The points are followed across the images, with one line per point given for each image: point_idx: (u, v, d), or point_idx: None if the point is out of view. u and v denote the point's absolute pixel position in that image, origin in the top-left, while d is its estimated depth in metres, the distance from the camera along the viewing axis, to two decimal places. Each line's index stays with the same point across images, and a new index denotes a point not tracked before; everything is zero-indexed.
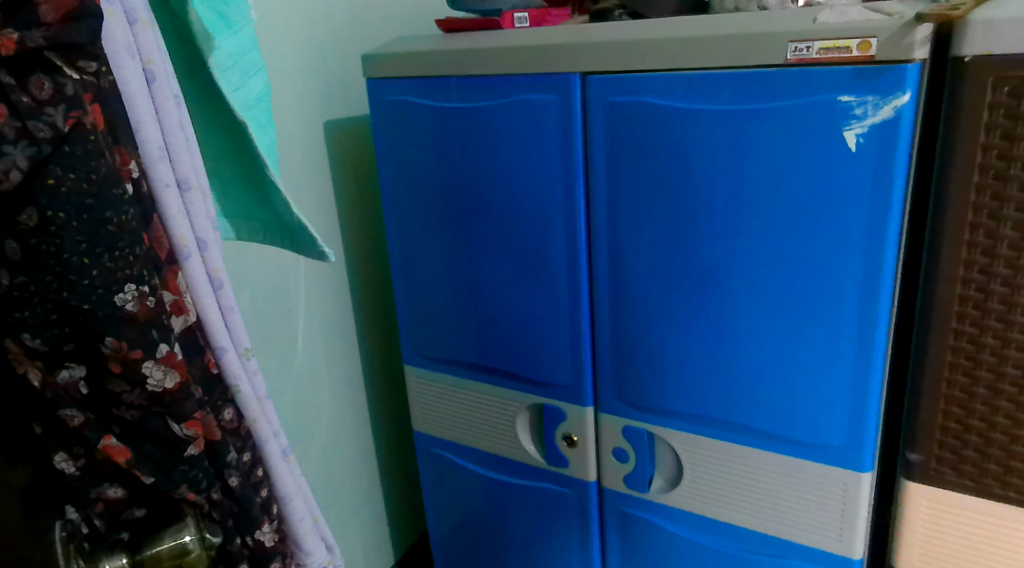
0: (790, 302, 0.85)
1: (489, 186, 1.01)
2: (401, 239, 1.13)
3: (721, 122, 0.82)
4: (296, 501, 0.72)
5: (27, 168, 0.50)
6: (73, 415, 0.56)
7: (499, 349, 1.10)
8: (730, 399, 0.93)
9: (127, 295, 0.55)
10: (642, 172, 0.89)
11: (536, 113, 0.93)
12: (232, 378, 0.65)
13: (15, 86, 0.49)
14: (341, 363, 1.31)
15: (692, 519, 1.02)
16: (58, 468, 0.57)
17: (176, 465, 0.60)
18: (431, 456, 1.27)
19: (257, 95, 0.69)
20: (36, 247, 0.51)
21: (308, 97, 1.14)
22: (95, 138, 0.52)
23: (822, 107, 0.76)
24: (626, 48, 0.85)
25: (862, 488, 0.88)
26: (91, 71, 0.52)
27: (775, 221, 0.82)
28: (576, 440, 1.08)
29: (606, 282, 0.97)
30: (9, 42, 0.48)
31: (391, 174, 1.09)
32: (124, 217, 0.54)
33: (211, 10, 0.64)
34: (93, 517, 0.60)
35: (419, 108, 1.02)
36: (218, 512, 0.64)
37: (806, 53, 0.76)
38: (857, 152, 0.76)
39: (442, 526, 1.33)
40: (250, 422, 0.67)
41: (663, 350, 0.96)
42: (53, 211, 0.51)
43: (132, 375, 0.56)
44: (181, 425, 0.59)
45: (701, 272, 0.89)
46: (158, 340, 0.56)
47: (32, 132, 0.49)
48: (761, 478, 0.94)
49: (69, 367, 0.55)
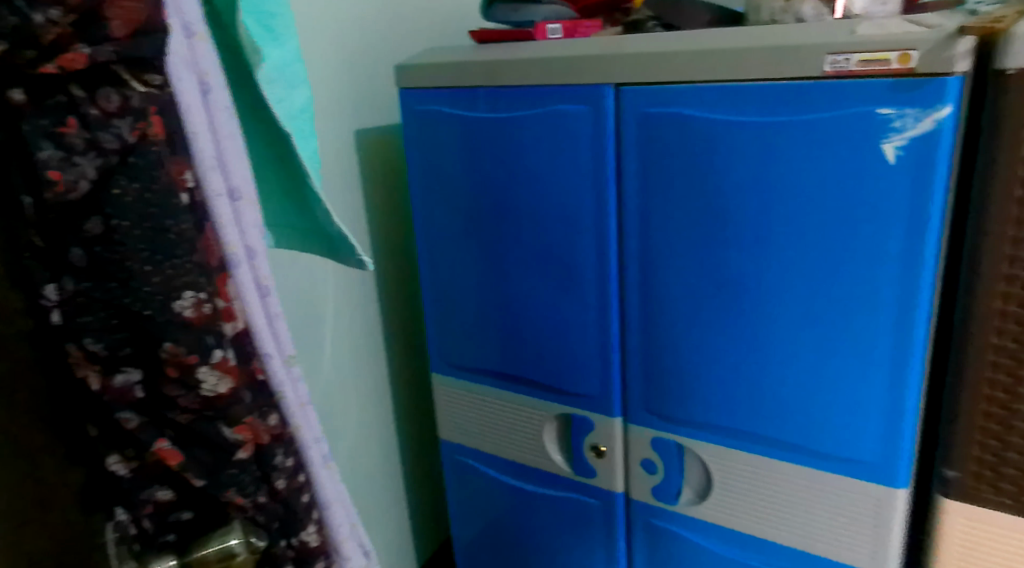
0: (824, 312, 0.84)
1: (520, 195, 1.01)
2: (429, 247, 1.14)
3: (754, 134, 0.82)
4: (336, 507, 0.66)
5: (95, 178, 0.48)
6: (129, 419, 0.53)
7: (526, 356, 1.10)
8: (762, 411, 0.92)
9: (186, 301, 0.52)
10: (673, 181, 0.89)
11: (567, 122, 0.94)
12: (277, 384, 0.60)
13: (85, 98, 0.47)
14: (367, 368, 1.31)
15: (719, 532, 1.02)
16: (112, 470, 0.54)
17: (224, 468, 0.56)
18: (458, 464, 1.28)
19: (301, 106, 0.71)
20: (101, 255, 0.49)
21: (340, 106, 1.16)
22: (158, 149, 0.50)
23: (861, 119, 0.76)
24: (662, 60, 0.86)
25: (896, 504, 0.87)
26: (156, 85, 0.49)
27: (808, 230, 0.82)
28: (604, 451, 1.08)
29: (637, 291, 0.97)
30: (81, 57, 0.46)
31: (422, 185, 1.11)
32: (184, 226, 0.51)
33: (259, 23, 0.65)
34: (143, 518, 0.56)
35: (449, 118, 1.04)
36: (263, 516, 0.60)
37: (844, 65, 0.75)
38: (896, 165, 0.76)
39: (465, 533, 1.33)
40: (294, 428, 0.61)
41: (694, 360, 0.95)
42: (118, 219, 0.49)
43: (188, 381, 0.53)
44: (231, 429, 0.55)
45: (734, 283, 0.89)
46: (213, 346, 0.53)
47: (100, 142, 0.48)
48: (792, 492, 0.94)
49: (125, 371, 0.52)
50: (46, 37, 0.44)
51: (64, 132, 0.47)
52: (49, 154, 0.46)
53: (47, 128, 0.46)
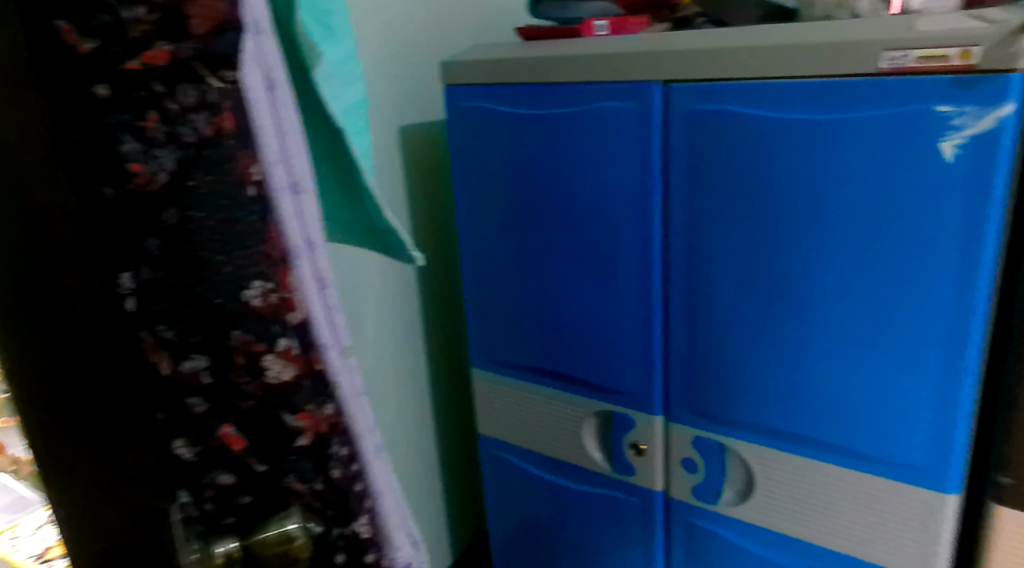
0: (874, 313, 0.83)
1: (563, 192, 1.02)
2: (471, 243, 1.15)
3: (804, 132, 0.81)
4: (388, 496, 0.64)
5: (174, 170, 0.50)
6: (197, 404, 0.55)
7: (565, 353, 1.11)
8: (807, 413, 0.91)
9: (254, 291, 0.53)
10: (720, 179, 0.89)
11: (611, 120, 0.94)
12: (335, 374, 0.58)
13: (165, 93, 0.48)
14: (406, 362, 1.33)
15: (763, 534, 1.01)
16: (177, 454, 0.56)
17: (285, 454, 0.58)
18: (496, 460, 1.29)
19: (355, 102, 0.72)
20: (176, 244, 0.51)
21: (384, 103, 1.17)
22: (233, 144, 0.51)
23: (918, 116, 0.75)
24: (711, 57, 0.85)
25: (946, 510, 0.86)
26: (232, 81, 0.50)
27: (858, 230, 0.81)
28: (644, 449, 1.08)
29: (681, 289, 0.97)
30: (163, 55, 0.47)
31: (465, 181, 1.12)
32: (252, 219, 0.52)
33: (315, 20, 0.66)
34: (205, 500, 0.58)
35: (494, 115, 1.04)
36: (319, 502, 0.61)
37: (901, 61, 0.74)
38: (954, 163, 0.74)
39: (502, 528, 1.33)
40: (348, 418, 0.59)
41: (739, 359, 0.95)
42: (193, 210, 0.51)
43: (254, 367, 0.55)
44: (293, 416, 0.57)
45: (780, 281, 0.88)
46: (278, 335, 0.55)
47: (179, 136, 0.49)
48: (838, 495, 0.93)
49: (193, 358, 0.54)
50: (131, 34, 0.46)
51: (145, 127, 0.48)
52: (130, 147, 0.48)
53: (129, 123, 0.48)
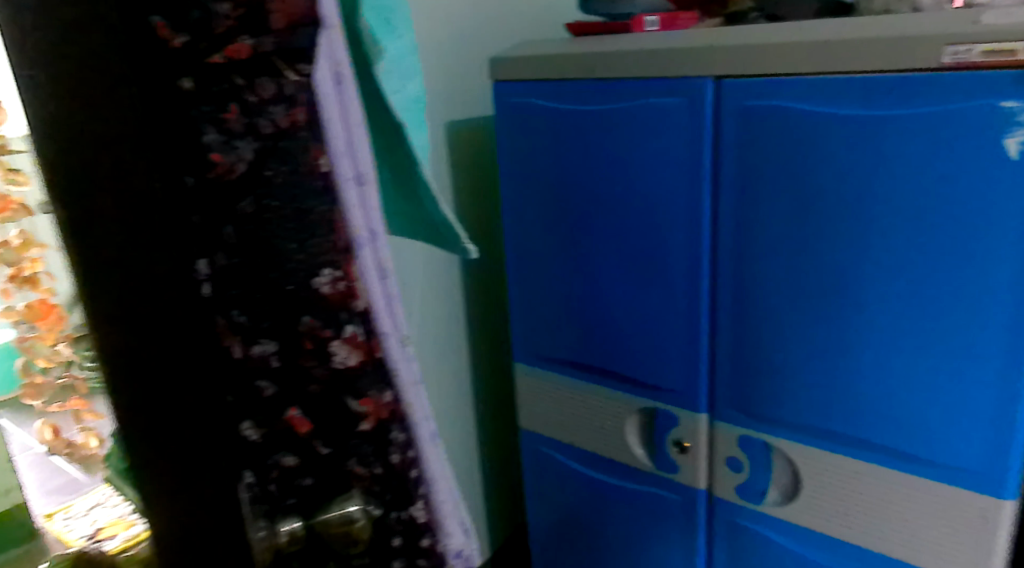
0: (929, 313, 0.82)
1: (610, 188, 1.02)
2: (517, 239, 1.16)
3: (861, 129, 0.80)
4: (442, 484, 0.66)
5: (251, 160, 0.51)
6: (266, 387, 0.56)
7: (610, 349, 1.11)
8: (858, 413, 0.90)
9: (324, 278, 0.56)
10: (772, 176, 0.88)
11: (662, 115, 0.94)
12: (394, 362, 0.60)
13: (245, 86, 0.50)
14: (449, 355, 1.35)
15: (812, 537, 1.00)
16: (244, 435, 0.56)
17: (348, 439, 0.60)
18: (538, 454, 1.30)
19: (414, 97, 0.73)
20: (251, 232, 0.52)
21: (432, 99, 1.19)
22: (307, 135, 0.53)
23: (981, 113, 0.73)
24: (767, 52, 0.85)
25: (1003, 515, 0.84)
26: (308, 73, 0.52)
27: (915, 228, 0.80)
28: (688, 447, 1.08)
29: (728, 287, 0.97)
30: (245, 48, 0.49)
31: (512, 177, 1.12)
32: (325, 209, 0.55)
33: (379, 16, 0.67)
34: (268, 482, 0.58)
35: (543, 111, 1.05)
36: (378, 486, 0.62)
37: (965, 55, 0.73)
38: (1018, 161, 0.73)
39: (543, 522, 1.34)
40: (405, 405, 0.62)
41: (788, 358, 0.94)
42: (269, 200, 0.53)
43: (321, 353, 0.57)
44: (357, 401, 0.59)
45: (833, 280, 0.87)
46: (344, 322, 0.57)
47: (258, 128, 0.51)
48: (889, 497, 0.91)
49: (262, 342, 0.55)
50: (219, 27, 0.48)
51: (226, 118, 0.49)
52: (212, 138, 0.49)
53: (211, 114, 0.49)
